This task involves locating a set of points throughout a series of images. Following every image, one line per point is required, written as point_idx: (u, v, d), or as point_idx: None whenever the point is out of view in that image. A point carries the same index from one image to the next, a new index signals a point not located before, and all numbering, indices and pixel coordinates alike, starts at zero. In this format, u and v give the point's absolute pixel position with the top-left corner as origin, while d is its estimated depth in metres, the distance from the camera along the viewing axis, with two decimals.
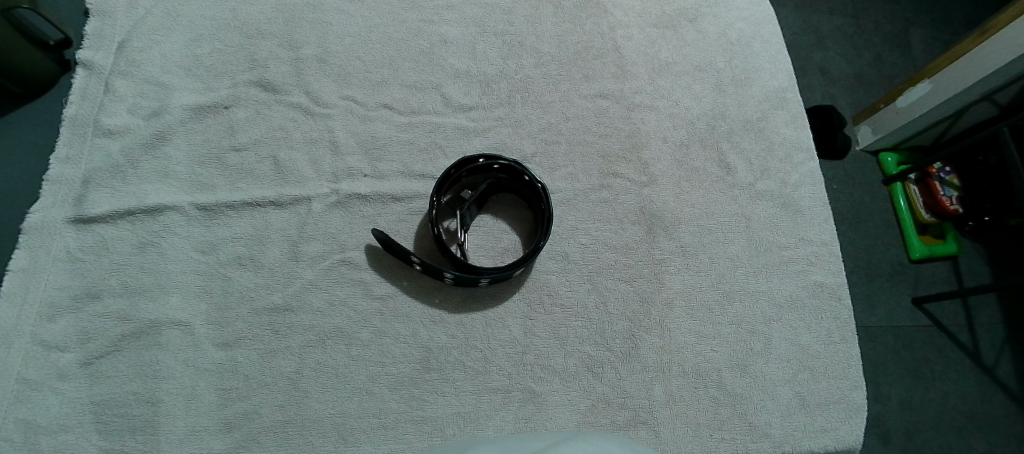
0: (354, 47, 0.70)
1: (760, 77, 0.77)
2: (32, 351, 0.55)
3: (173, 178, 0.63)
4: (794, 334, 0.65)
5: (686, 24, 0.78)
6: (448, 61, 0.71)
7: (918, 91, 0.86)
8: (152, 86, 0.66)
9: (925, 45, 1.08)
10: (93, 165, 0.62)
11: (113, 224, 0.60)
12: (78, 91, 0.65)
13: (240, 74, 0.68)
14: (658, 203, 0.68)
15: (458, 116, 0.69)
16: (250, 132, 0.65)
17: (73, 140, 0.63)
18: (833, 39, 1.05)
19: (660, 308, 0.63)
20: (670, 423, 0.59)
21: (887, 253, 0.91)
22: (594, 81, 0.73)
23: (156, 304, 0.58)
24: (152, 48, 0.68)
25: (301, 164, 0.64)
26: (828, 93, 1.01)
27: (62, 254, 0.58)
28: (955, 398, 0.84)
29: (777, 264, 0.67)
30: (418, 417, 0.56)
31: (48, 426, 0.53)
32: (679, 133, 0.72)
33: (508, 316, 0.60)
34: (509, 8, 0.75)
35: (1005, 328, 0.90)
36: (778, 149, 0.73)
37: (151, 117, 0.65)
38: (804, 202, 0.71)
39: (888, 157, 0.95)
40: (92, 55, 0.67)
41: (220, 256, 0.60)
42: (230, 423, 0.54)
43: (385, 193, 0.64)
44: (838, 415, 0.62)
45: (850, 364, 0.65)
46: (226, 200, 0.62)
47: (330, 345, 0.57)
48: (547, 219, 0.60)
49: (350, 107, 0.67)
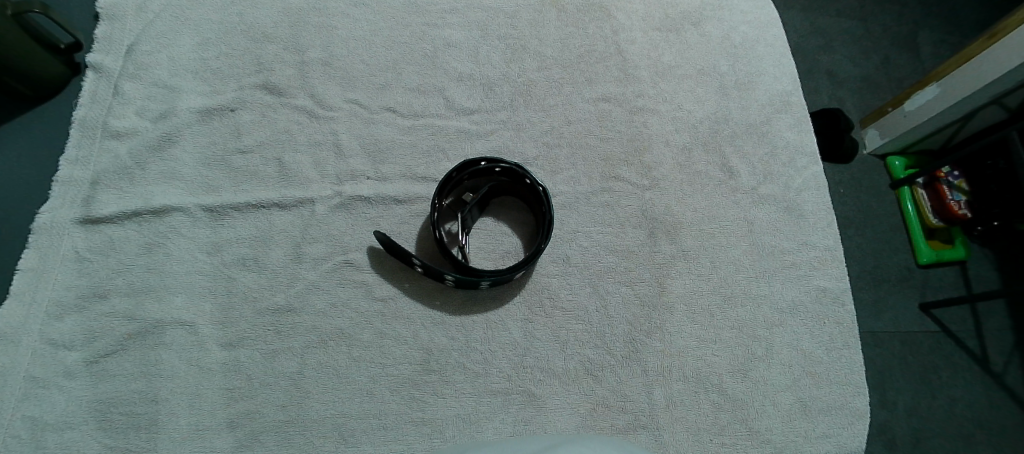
0: (359, 50, 0.71)
1: (763, 81, 0.77)
2: (40, 348, 0.56)
3: (179, 179, 0.64)
4: (796, 339, 0.64)
5: (690, 27, 0.78)
6: (451, 64, 0.72)
7: (925, 95, 0.85)
8: (160, 89, 0.67)
9: (933, 48, 1.07)
10: (102, 167, 0.63)
11: (120, 225, 0.61)
12: (88, 94, 0.66)
13: (246, 78, 0.69)
14: (660, 207, 0.68)
15: (460, 119, 0.69)
16: (255, 135, 0.66)
17: (82, 141, 0.64)
18: (840, 42, 1.04)
19: (661, 312, 0.63)
20: (671, 428, 0.59)
21: (894, 258, 0.90)
22: (596, 84, 0.73)
23: (161, 304, 0.58)
24: (161, 52, 0.69)
25: (305, 166, 0.65)
26: (834, 97, 1.01)
27: (69, 254, 0.59)
28: (962, 405, 0.83)
29: (779, 268, 0.67)
30: (418, 418, 0.56)
31: (54, 423, 0.53)
32: (682, 137, 0.72)
33: (509, 319, 0.61)
34: (512, 12, 0.75)
35: (1015, 334, 0.89)
36: (781, 153, 0.73)
37: (158, 119, 0.66)
38: (807, 206, 0.70)
39: (895, 161, 0.94)
40: (102, 58, 0.68)
41: (225, 257, 0.60)
42: (232, 422, 0.55)
43: (387, 195, 0.64)
44: (841, 421, 0.62)
45: (853, 369, 0.64)
46: (231, 201, 0.62)
47: (331, 346, 0.58)
48: (547, 222, 0.60)
49: (354, 109, 0.68)
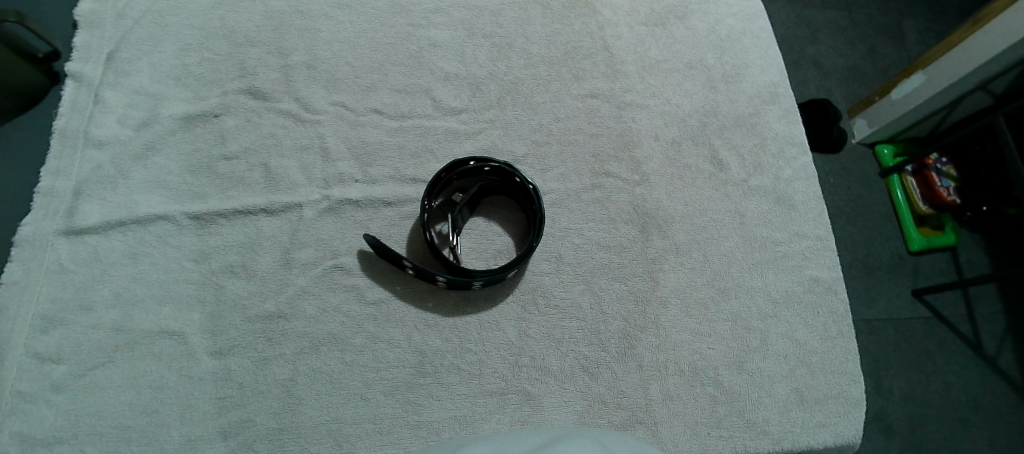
0: (343, 52, 0.70)
1: (750, 73, 0.77)
2: (25, 363, 0.55)
3: (164, 187, 0.63)
4: (790, 329, 0.64)
5: (676, 21, 0.78)
6: (437, 64, 0.71)
7: (912, 82, 0.86)
8: (142, 96, 0.67)
9: (919, 36, 1.08)
10: (84, 177, 0.62)
11: (104, 235, 0.60)
12: (67, 104, 0.65)
13: (229, 83, 0.68)
14: (651, 202, 0.68)
15: (448, 119, 0.68)
16: (240, 140, 0.65)
17: (62, 152, 0.63)
18: (826, 33, 1.05)
19: (656, 307, 0.63)
20: (668, 422, 0.59)
21: (886, 246, 0.91)
22: (583, 80, 0.73)
23: (149, 314, 0.58)
24: (142, 59, 0.68)
25: (292, 171, 0.64)
26: (822, 88, 1.01)
27: (52, 267, 0.58)
28: (954, 389, 0.84)
29: (771, 259, 0.67)
30: (414, 422, 0.56)
31: (44, 439, 0.52)
32: (671, 130, 0.72)
33: (502, 318, 0.60)
34: (497, 10, 0.75)
35: (1006, 317, 0.90)
36: (770, 144, 0.73)
37: (140, 127, 0.65)
38: (798, 196, 0.70)
39: (884, 149, 0.95)
40: (81, 67, 0.67)
41: (212, 264, 0.60)
42: (225, 432, 0.54)
43: (376, 198, 0.64)
44: (838, 409, 0.62)
45: (847, 357, 0.64)
46: (217, 208, 0.62)
47: (325, 352, 0.57)
48: (539, 220, 0.59)
49: (340, 112, 0.67)
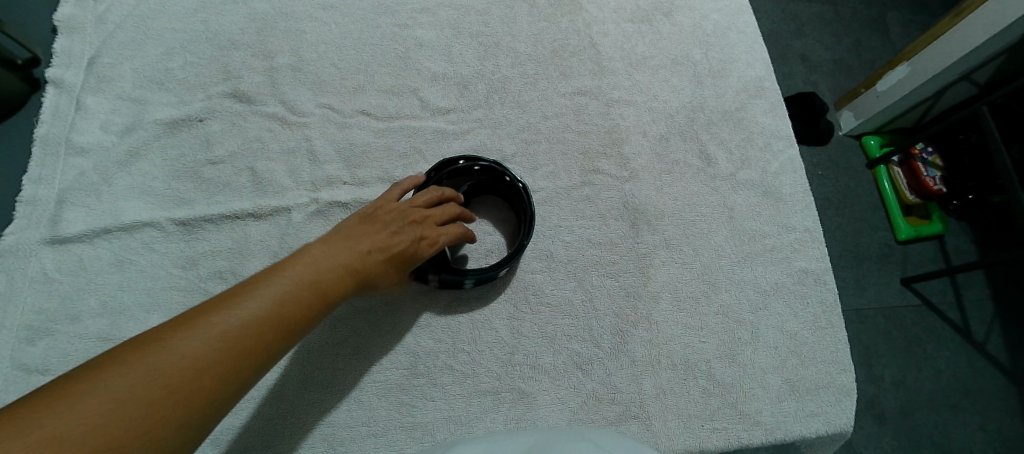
0: (329, 54, 0.70)
1: (737, 67, 0.77)
2: (10, 374, 0.54)
3: (150, 194, 0.62)
4: (781, 320, 0.65)
5: (662, 17, 0.78)
6: (424, 64, 0.71)
7: (897, 74, 0.86)
8: (126, 102, 0.66)
9: (902, 28, 1.09)
10: (67, 184, 0.61)
11: (90, 244, 0.59)
12: (49, 109, 0.64)
13: (214, 87, 0.67)
14: (640, 197, 0.68)
15: (436, 120, 0.68)
16: (226, 144, 0.65)
17: (44, 160, 0.62)
18: (811, 27, 1.06)
19: (647, 302, 0.63)
20: (661, 416, 0.59)
21: (874, 236, 0.92)
22: (571, 78, 0.73)
23: (137, 322, 0.57)
24: (124, 64, 0.67)
25: (279, 174, 0.64)
26: (808, 81, 1.02)
27: (37, 276, 0.57)
28: (943, 375, 0.85)
29: (760, 252, 0.67)
30: (408, 423, 0.56)
31: None
32: (659, 126, 0.72)
33: (495, 317, 0.60)
34: (484, 9, 0.75)
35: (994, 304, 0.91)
36: (758, 138, 0.73)
37: (124, 133, 0.64)
38: (786, 189, 0.71)
39: (870, 140, 0.95)
40: (61, 73, 0.66)
41: (201, 270, 0.59)
42: (217, 439, 0.53)
43: (365, 200, 0.63)
44: (829, 398, 0.62)
45: (837, 346, 0.65)
46: (203, 214, 0.61)
47: (318, 357, 0.57)
48: (529, 218, 0.59)
49: (327, 114, 0.67)
